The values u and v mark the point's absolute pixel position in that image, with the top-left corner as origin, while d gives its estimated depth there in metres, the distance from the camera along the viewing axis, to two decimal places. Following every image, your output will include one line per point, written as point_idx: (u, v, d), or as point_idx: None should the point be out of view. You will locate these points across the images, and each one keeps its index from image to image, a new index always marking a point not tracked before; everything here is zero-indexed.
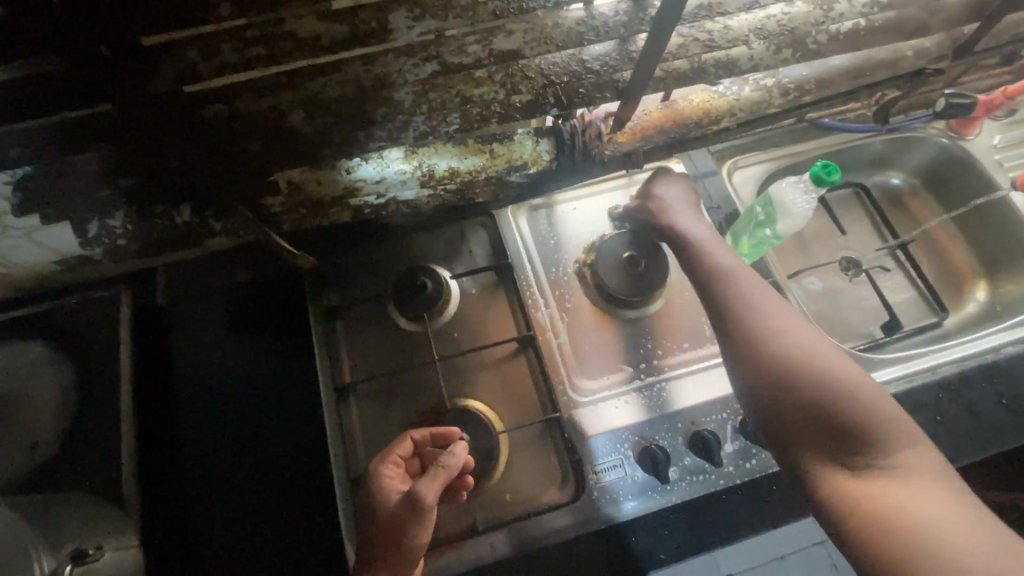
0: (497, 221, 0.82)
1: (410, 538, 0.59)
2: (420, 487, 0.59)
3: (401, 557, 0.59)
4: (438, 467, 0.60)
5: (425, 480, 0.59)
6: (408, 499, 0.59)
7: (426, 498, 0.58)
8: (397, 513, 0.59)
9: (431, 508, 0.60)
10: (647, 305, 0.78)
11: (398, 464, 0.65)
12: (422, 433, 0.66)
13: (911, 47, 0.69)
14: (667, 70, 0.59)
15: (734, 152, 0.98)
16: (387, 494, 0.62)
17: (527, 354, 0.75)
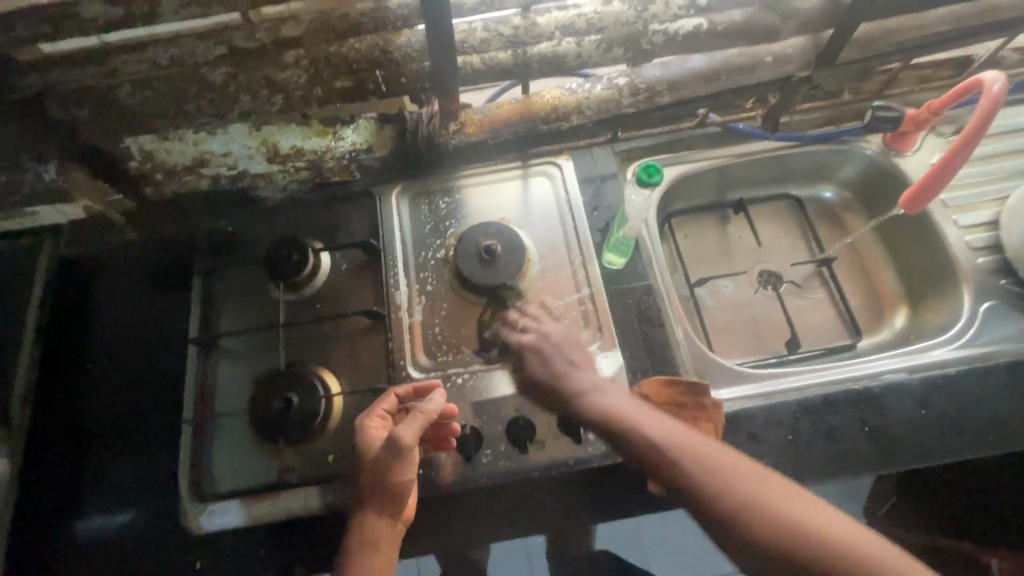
0: (377, 203, 0.85)
1: (394, 476, 0.65)
2: (406, 433, 0.64)
3: (387, 495, 0.65)
4: (419, 411, 0.65)
5: (406, 426, 0.64)
6: (390, 444, 0.64)
7: (407, 438, 0.64)
8: (380, 456, 0.65)
9: (410, 450, 0.65)
10: (503, 295, 0.80)
11: (383, 417, 0.69)
12: (404, 388, 0.72)
13: (772, 51, 0.67)
14: (486, 62, 0.61)
15: (642, 153, 0.96)
16: (372, 442, 0.67)
17: (379, 330, 0.79)
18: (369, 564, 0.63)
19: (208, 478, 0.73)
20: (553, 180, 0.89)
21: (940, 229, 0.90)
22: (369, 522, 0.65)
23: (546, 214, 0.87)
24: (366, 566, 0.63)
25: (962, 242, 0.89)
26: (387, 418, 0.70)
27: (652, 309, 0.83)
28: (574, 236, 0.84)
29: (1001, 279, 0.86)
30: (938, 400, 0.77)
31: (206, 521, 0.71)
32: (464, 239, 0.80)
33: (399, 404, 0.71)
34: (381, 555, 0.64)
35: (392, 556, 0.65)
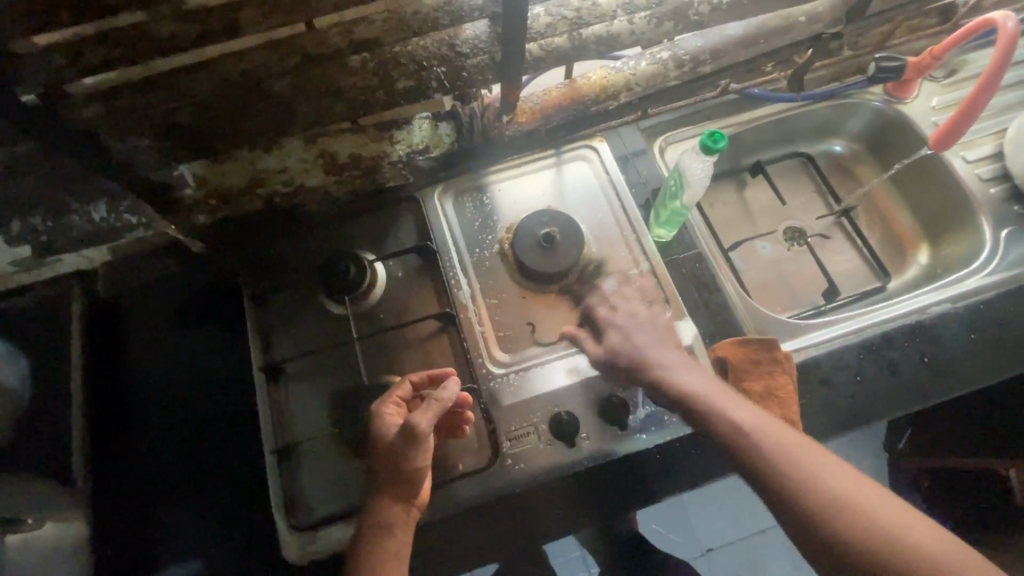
0: (422, 205, 0.84)
1: (409, 463, 0.64)
2: (422, 420, 0.63)
3: (403, 481, 0.65)
4: (433, 400, 0.64)
5: (420, 414, 0.63)
6: (405, 432, 0.63)
7: (421, 427, 0.63)
8: (395, 443, 0.64)
9: (424, 437, 0.64)
10: (566, 280, 0.80)
11: (399, 404, 0.68)
12: (418, 375, 0.70)
13: (803, 12, 0.70)
14: (545, 48, 0.61)
15: (666, 128, 0.98)
16: (392, 430, 0.65)
17: (449, 332, 0.78)
18: (383, 550, 0.62)
19: (302, 506, 0.70)
20: (589, 162, 0.90)
21: (951, 166, 0.96)
22: (382, 508, 0.64)
23: (589, 196, 0.88)
24: (380, 556, 0.62)
25: (973, 175, 0.95)
26: (403, 405, 0.68)
27: (706, 275, 0.86)
28: (622, 214, 0.85)
29: (1015, 206, 0.92)
30: (983, 324, 0.82)
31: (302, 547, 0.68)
32: (519, 230, 0.80)
33: (416, 392, 0.69)
34: (395, 543, 0.63)
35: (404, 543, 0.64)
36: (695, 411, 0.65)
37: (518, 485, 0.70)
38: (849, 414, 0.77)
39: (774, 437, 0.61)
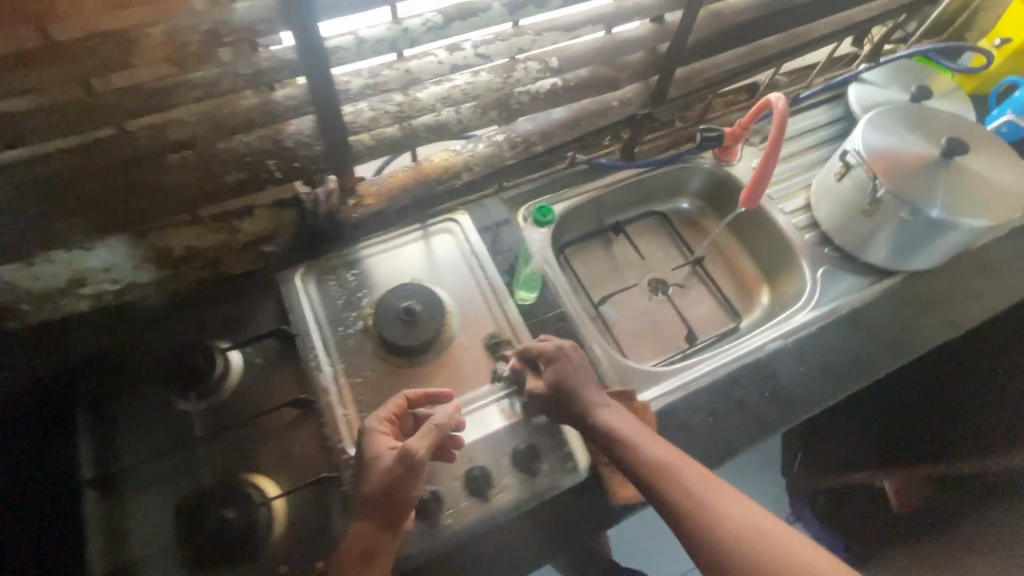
0: (283, 288, 0.83)
1: (407, 490, 0.63)
2: (427, 440, 0.65)
3: (387, 513, 0.63)
4: (432, 425, 0.66)
5: (420, 439, 0.65)
6: (402, 459, 0.63)
7: (420, 452, 0.64)
8: (391, 468, 0.63)
9: (421, 470, 0.64)
10: (431, 351, 0.81)
11: (389, 423, 0.70)
12: (415, 392, 0.73)
13: (616, 98, 0.80)
14: (376, 138, 0.65)
15: (528, 198, 1.06)
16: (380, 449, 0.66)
17: (311, 417, 0.75)
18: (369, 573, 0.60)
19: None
20: (452, 234, 0.93)
21: (772, 219, 1.11)
22: (364, 543, 0.61)
23: (454, 266, 0.91)
24: None
25: (791, 225, 1.09)
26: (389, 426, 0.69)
27: (570, 333, 0.90)
28: (485, 284, 0.89)
29: (825, 248, 1.06)
30: (810, 356, 0.91)
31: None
32: (381, 306, 0.81)
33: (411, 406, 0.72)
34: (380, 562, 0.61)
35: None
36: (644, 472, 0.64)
37: None
38: (708, 452, 0.82)
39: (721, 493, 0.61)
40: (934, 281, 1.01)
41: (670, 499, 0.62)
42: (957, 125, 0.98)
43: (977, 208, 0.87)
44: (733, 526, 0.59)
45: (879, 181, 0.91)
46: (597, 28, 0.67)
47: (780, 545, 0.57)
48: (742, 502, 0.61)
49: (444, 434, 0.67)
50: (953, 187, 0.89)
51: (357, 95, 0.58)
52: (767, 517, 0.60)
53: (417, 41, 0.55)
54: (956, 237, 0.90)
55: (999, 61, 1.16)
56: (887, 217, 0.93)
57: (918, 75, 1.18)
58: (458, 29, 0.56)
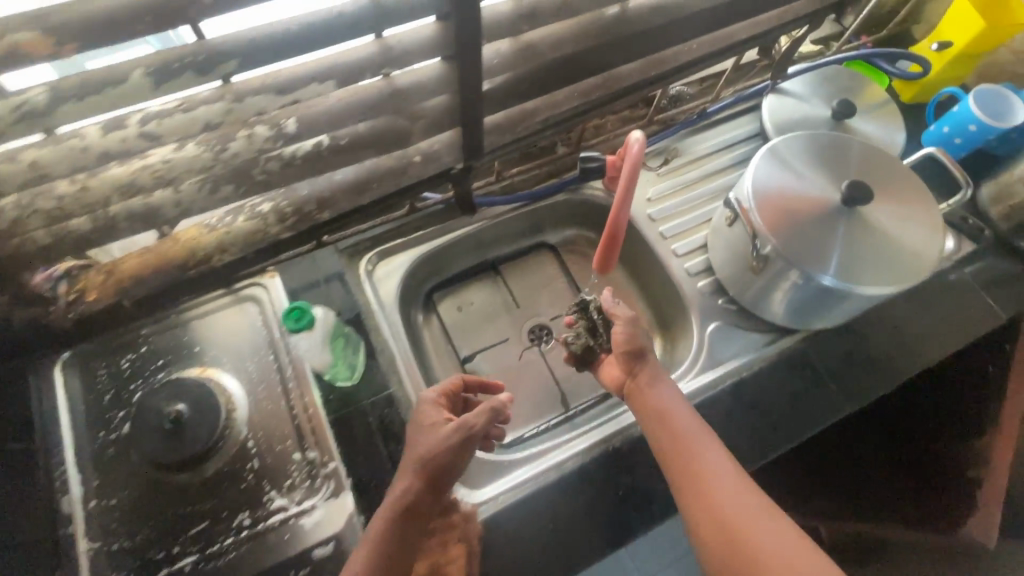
0: (32, 381, 0.69)
1: (451, 467, 0.65)
2: (472, 422, 0.66)
3: (443, 475, 0.65)
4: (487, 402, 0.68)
5: (475, 415, 0.67)
6: (457, 431, 0.66)
7: (477, 425, 0.66)
8: (449, 436, 0.66)
9: (466, 444, 0.66)
10: (206, 462, 0.68)
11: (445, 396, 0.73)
12: (470, 377, 0.78)
13: (419, 151, 0.63)
14: (50, 236, 0.50)
15: (373, 243, 0.90)
16: (434, 423, 0.69)
17: (48, 554, 0.63)
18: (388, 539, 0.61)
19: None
20: (259, 303, 0.78)
21: (664, 263, 0.96)
22: (410, 496, 0.63)
23: (257, 343, 0.76)
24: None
25: (682, 270, 0.95)
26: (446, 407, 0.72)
27: (397, 422, 0.77)
28: (287, 367, 0.75)
29: (720, 299, 0.93)
30: None
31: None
32: (141, 411, 0.67)
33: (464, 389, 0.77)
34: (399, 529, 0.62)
35: (411, 541, 0.62)
36: (659, 421, 0.70)
37: None
38: (542, 568, 0.71)
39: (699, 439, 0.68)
40: (839, 341, 0.87)
41: (648, 402, 0.72)
42: (875, 159, 0.81)
43: (872, 275, 0.73)
44: (660, 419, 0.70)
45: (761, 240, 0.77)
46: (335, 83, 0.48)
47: (695, 443, 0.68)
48: (683, 407, 0.72)
49: (498, 414, 0.69)
50: (848, 248, 0.75)
51: None
52: (692, 416, 0.71)
53: (1, 135, 0.39)
54: (852, 303, 0.77)
55: (937, 68, 0.98)
56: (775, 278, 0.80)
57: (845, 85, 1.00)
58: (76, 113, 0.40)
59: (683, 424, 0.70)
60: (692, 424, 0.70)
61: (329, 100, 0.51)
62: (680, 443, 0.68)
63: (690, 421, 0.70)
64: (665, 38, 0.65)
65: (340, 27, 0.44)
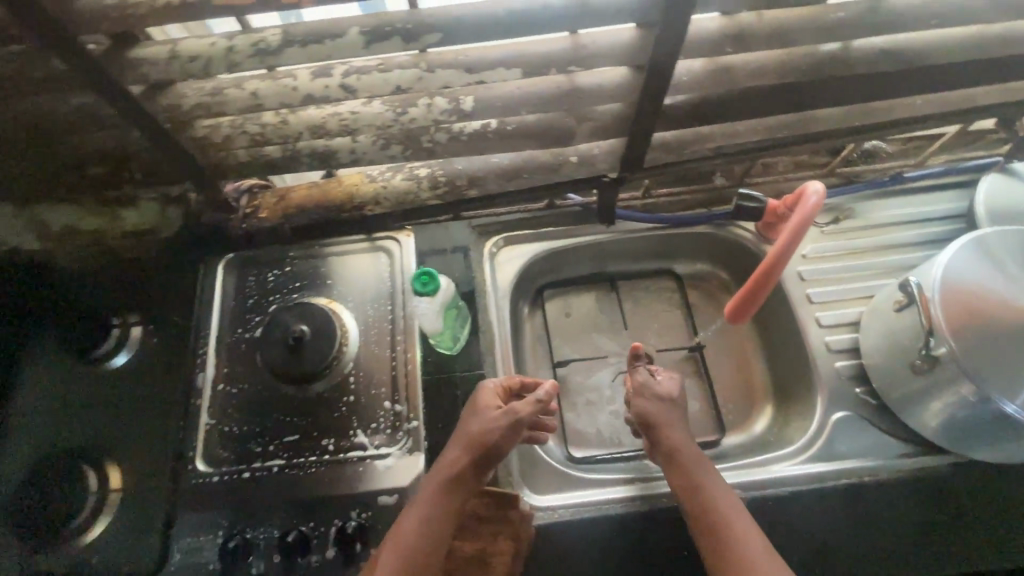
0: (201, 275, 0.81)
1: (495, 449, 0.64)
2: (523, 404, 0.66)
3: (481, 455, 0.64)
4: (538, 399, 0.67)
5: (524, 402, 0.66)
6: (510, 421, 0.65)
7: (523, 415, 0.65)
8: (496, 424, 0.65)
9: (518, 428, 0.65)
10: (314, 381, 0.74)
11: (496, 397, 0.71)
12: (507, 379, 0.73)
13: (579, 152, 0.63)
14: (251, 154, 0.58)
15: (503, 229, 0.92)
16: (486, 407, 0.68)
17: (176, 413, 0.73)
18: (437, 501, 0.61)
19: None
20: (390, 257, 0.84)
21: (801, 329, 0.86)
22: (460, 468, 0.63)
23: (380, 292, 0.82)
24: None
25: (822, 342, 0.84)
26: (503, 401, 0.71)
27: None
28: (398, 323, 0.79)
29: (858, 388, 0.81)
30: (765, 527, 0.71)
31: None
32: (276, 321, 0.76)
33: (516, 391, 0.73)
34: (439, 503, 0.61)
35: (451, 508, 0.61)
36: (708, 522, 0.62)
37: None
38: None
39: (760, 555, 0.59)
40: (998, 483, 0.72)
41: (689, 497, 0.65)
42: None
43: None
44: (706, 519, 0.63)
45: (936, 339, 0.64)
46: (516, 72, 0.49)
47: (753, 561, 0.59)
48: (736, 508, 0.63)
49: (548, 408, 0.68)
50: None
51: (188, 112, 0.49)
52: (750, 530, 0.61)
53: (239, 64, 0.45)
54: None
55: None
56: (939, 388, 0.67)
57: None
58: (296, 56, 0.45)
59: (737, 529, 0.61)
60: (755, 537, 0.61)
61: (507, 86, 0.53)
62: (733, 554, 0.59)
63: (745, 529, 0.61)
64: (888, 90, 0.57)
65: (542, 18, 0.44)
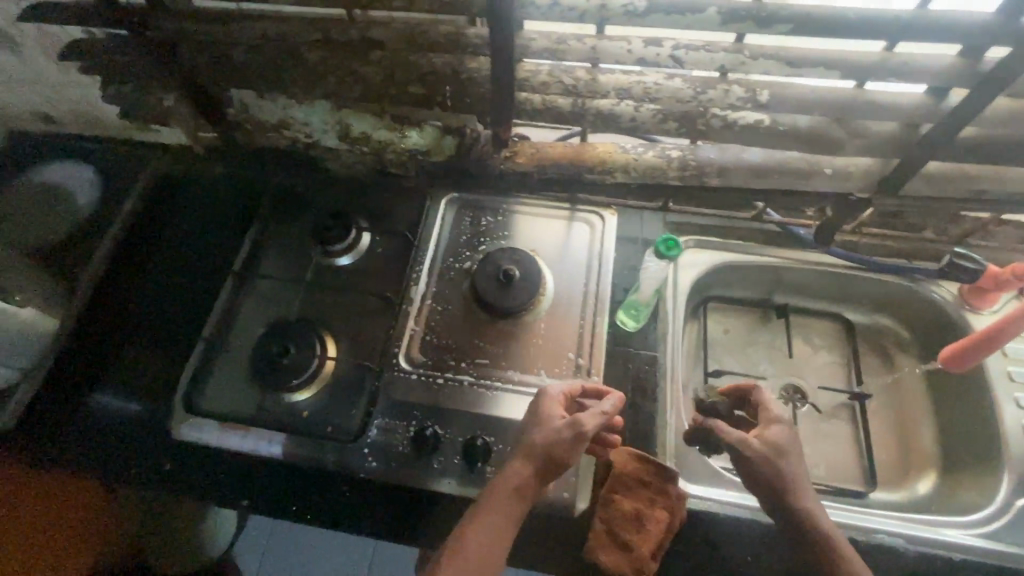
0: (428, 205, 0.91)
1: (560, 452, 0.63)
2: (590, 414, 0.65)
3: (546, 464, 0.63)
4: (597, 410, 0.66)
5: (589, 414, 0.65)
6: (574, 433, 0.64)
7: (586, 427, 0.64)
8: (562, 432, 0.64)
9: (585, 439, 0.64)
10: (509, 319, 0.83)
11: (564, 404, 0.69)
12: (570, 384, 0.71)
13: (835, 165, 0.66)
14: (545, 102, 0.65)
15: (693, 232, 0.95)
16: (550, 416, 0.67)
17: (389, 315, 0.84)
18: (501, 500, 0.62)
19: (199, 407, 0.78)
20: (591, 229, 0.90)
21: (993, 403, 0.82)
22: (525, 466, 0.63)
23: (577, 258, 0.87)
24: None
25: (1017, 422, 0.80)
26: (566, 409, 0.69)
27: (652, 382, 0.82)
28: (593, 288, 0.84)
29: None
30: None
31: (98, 411, 0.81)
32: (489, 258, 0.83)
33: (579, 397, 0.72)
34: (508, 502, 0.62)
35: (514, 505, 0.62)
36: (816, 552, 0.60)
37: (359, 468, 0.73)
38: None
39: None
40: None
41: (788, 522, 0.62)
42: None
43: None
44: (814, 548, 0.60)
45: None
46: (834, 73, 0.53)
47: None
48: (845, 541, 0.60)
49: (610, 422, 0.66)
50: None
51: (533, 54, 0.58)
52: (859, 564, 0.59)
53: (605, 20, 0.52)
54: None
55: None
56: None
57: None
58: (655, 22, 0.52)
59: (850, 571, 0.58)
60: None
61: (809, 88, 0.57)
62: None
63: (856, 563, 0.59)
64: None
65: (892, 27, 0.48)
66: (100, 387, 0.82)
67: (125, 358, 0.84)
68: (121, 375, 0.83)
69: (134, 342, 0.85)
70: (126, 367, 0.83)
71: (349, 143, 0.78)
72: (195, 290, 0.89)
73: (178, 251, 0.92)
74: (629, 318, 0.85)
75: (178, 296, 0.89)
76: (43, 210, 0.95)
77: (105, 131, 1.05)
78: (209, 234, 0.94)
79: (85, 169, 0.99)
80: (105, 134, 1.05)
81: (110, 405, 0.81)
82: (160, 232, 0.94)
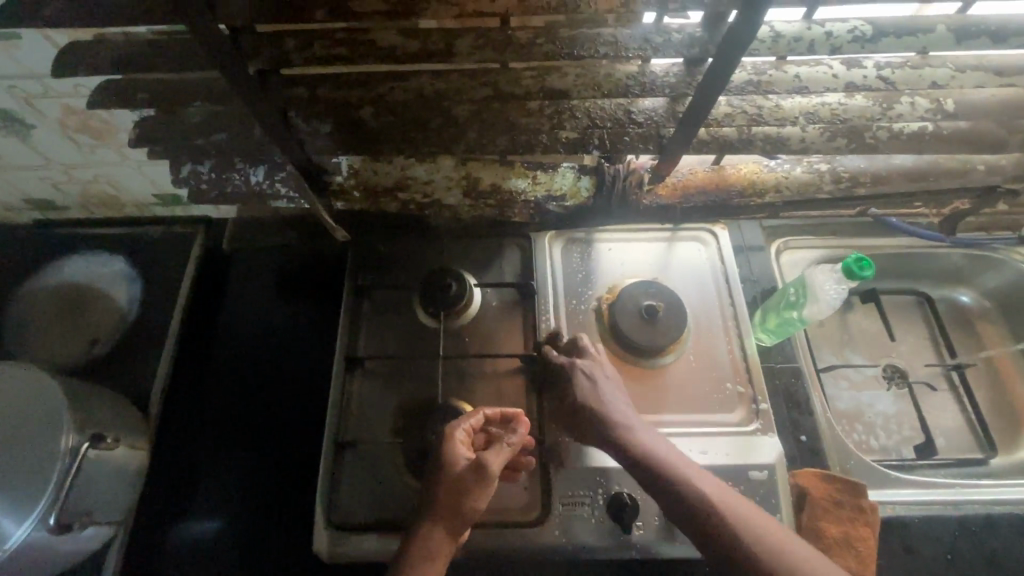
0: (533, 245, 0.85)
1: (473, 502, 0.59)
2: (496, 452, 0.61)
3: (459, 522, 0.59)
4: (503, 443, 0.62)
5: (496, 451, 0.61)
6: (477, 469, 0.60)
7: (495, 468, 0.60)
8: (463, 477, 0.60)
9: (495, 480, 0.61)
10: (655, 357, 0.78)
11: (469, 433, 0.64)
12: (493, 411, 0.66)
13: (985, 161, 0.68)
14: (713, 134, 0.61)
15: (789, 231, 0.96)
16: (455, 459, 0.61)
17: (527, 374, 0.77)
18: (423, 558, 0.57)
19: (348, 519, 0.68)
20: (706, 247, 0.87)
21: None
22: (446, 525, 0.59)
23: (700, 280, 0.85)
24: None
25: None
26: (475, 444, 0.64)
27: (802, 394, 0.81)
28: (727, 309, 0.82)
29: None
30: None
31: (215, 544, 0.70)
32: (623, 295, 0.79)
33: (486, 427, 0.66)
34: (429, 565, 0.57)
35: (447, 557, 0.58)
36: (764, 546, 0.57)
37: (554, 552, 0.67)
38: None
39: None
40: None
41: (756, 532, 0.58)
42: None
43: None
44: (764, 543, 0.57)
45: None
46: None
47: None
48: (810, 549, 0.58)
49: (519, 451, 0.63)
50: None
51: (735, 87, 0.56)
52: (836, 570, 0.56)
53: (836, 50, 0.49)
54: None
55: None
56: None
57: None
58: (886, 46, 0.49)
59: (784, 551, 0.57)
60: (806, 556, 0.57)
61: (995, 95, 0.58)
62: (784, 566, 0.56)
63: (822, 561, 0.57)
64: None
65: None
66: (209, 513, 0.72)
67: (230, 477, 0.74)
68: (226, 497, 0.73)
69: (231, 456, 0.75)
70: (231, 486, 0.73)
71: (476, 196, 0.69)
72: (294, 385, 0.79)
73: (258, 338, 0.82)
74: (755, 317, 0.85)
75: (271, 394, 0.79)
76: (71, 317, 0.80)
77: (120, 211, 0.89)
78: (282, 318, 0.84)
79: (109, 257, 0.84)
80: (120, 215, 0.89)
81: (213, 531, 0.71)
82: (225, 323, 0.83)
